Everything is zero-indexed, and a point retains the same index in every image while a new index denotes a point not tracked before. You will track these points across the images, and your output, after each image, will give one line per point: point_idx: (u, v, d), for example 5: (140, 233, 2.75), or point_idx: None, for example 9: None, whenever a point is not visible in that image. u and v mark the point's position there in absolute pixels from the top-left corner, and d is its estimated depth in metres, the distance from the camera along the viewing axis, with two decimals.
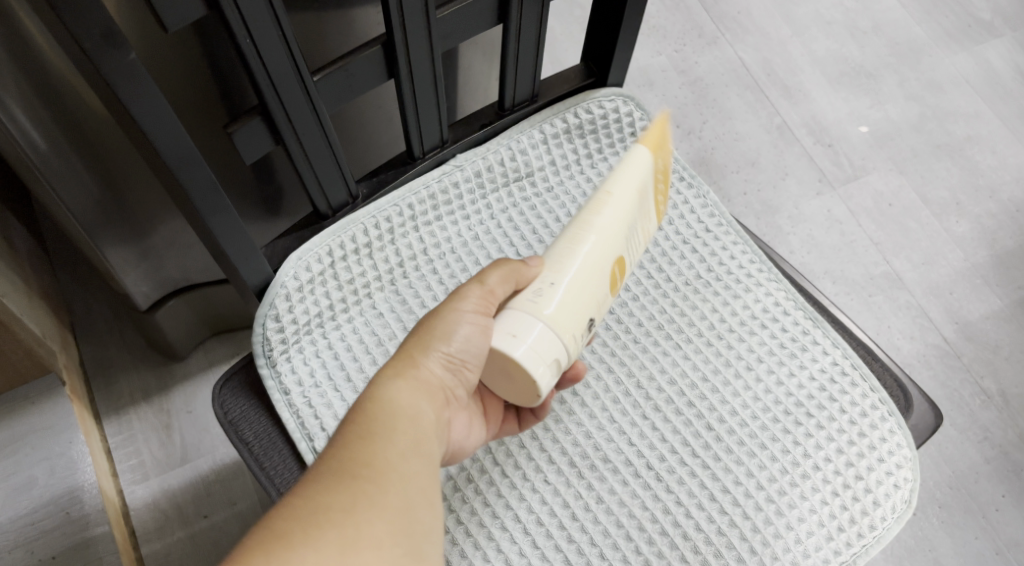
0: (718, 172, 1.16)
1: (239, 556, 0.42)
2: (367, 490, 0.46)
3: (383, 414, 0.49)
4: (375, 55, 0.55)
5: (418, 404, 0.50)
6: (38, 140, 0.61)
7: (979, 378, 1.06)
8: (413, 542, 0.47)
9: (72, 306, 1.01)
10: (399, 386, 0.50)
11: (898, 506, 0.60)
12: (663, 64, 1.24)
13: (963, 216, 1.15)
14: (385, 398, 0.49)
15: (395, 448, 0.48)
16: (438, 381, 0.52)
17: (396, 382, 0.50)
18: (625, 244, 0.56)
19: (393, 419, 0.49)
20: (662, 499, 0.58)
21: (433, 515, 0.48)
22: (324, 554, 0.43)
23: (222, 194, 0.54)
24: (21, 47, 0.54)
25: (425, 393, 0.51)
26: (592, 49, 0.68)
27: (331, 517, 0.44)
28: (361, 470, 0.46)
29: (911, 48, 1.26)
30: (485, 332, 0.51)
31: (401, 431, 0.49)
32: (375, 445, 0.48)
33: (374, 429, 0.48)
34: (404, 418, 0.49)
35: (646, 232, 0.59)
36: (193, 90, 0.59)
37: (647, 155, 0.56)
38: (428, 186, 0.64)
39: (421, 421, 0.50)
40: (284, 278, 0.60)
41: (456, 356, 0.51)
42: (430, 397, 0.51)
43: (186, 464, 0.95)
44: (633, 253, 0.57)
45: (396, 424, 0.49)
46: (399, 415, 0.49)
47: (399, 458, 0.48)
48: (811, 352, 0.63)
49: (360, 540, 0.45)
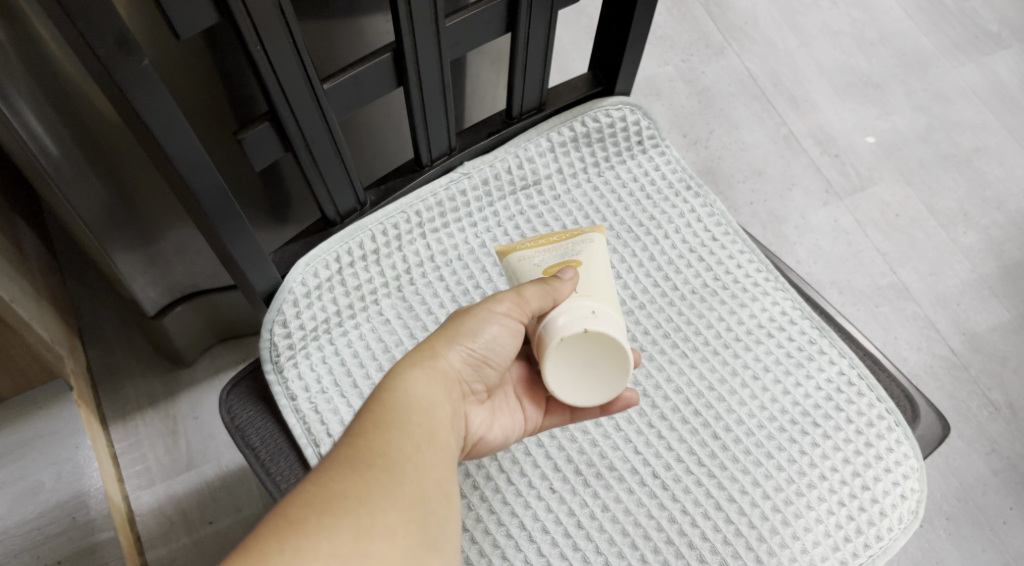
0: (725, 182, 1.17)
1: (253, 545, 0.41)
2: (381, 479, 0.45)
3: (399, 406, 0.48)
4: (385, 62, 0.55)
5: (433, 397, 0.50)
6: (49, 145, 0.61)
7: (987, 390, 1.05)
8: (428, 532, 0.46)
9: (80, 311, 1.01)
10: (417, 378, 0.50)
11: (904, 517, 0.59)
12: (669, 74, 1.24)
13: (970, 227, 1.15)
14: (401, 391, 0.49)
15: (410, 440, 0.48)
16: (455, 374, 0.52)
17: (411, 374, 0.50)
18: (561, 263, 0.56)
19: (408, 411, 0.49)
20: (667, 508, 0.58)
21: (448, 508, 0.48)
22: (339, 541, 0.42)
23: (232, 200, 0.54)
24: (33, 53, 0.54)
25: (442, 385, 0.51)
26: (600, 58, 0.68)
27: (346, 505, 0.44)
28: (376, 459, 0.46)
29: (919, 59, 1.26)
30: (513, 335, 0.53)
31: (415, 423, 0.48)
32: (390, 436, 0.47)
33: (389, 420, 0.48)
34: (419, 410, 0.49)
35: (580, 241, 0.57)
36: (204, 96, 0.60)
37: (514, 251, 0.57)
38: (435, 194, 0.65)
39: (435, 413, 0.50)
40: (292, 284, 0.61)
41: (475, 353, 0.52)
42: (445, 389, 0.51)
43: (192, 470, 0.95)
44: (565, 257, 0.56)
45: (410, 416, 0.48)
46: (413, 408, 0.49)
47: (415, 450, 0.47)
48: (817, 362, 0.63)
49: (375, 529, 0.44)
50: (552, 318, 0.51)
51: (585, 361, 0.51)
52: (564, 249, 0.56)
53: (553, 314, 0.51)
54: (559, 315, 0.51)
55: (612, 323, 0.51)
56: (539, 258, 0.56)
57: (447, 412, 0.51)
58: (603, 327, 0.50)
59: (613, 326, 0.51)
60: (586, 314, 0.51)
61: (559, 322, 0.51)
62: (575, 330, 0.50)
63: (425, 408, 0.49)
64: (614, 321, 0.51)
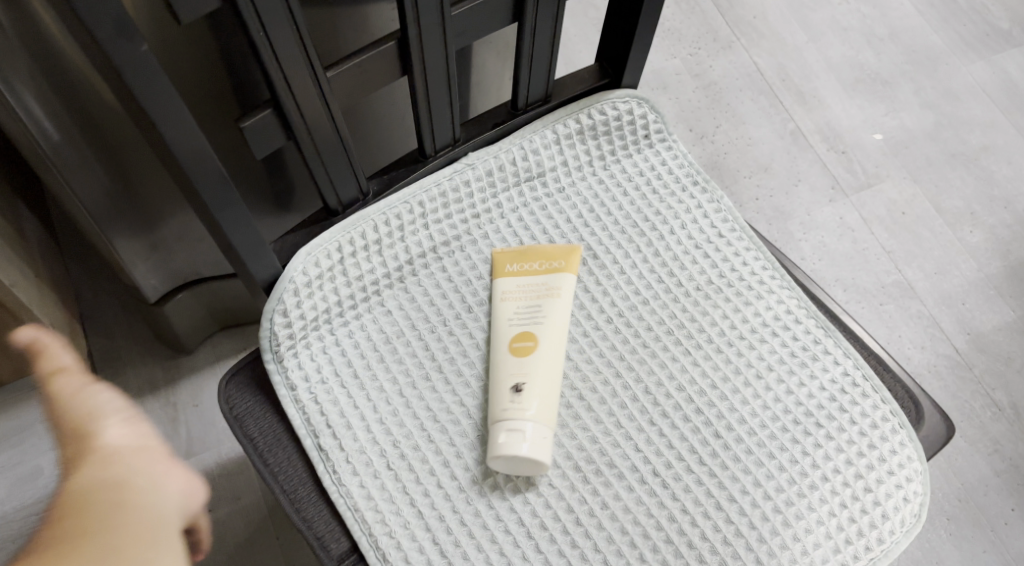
0: (730, 177, 1.16)
1: None
2: None
3: (62, 513, 0.43)
4: (389, 50, 0.55)
5: (84, 490, 0.44)
6: (49, 129, 0.61)
7: (991, 390, 1.05)
8: None
9: (81, 297, 1.01)
10: (81, 476, 0.45)
11: (907, 520, 0.59)
12: (677, 67, 1.23)
13: (976, 226, 1.14)
14: (65, 498, 0.43)
15: (70, 538, 0.42)
16: (97, 455, 0.46)
17: (70, 479, 0.45)
18: (530, 322, 0.61)
19: (65, 514, 0.43)
20: (667, 506, 0.57)
21: None
22: None
23: (232, 189, 0.54)
24: (34, 36, 0.54)
25: (89, 473, 0.45)
26: (607, 50, 0.67)
27: None
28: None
29: (928, 56, 1.26)
30: (121, 397, 0.48)
31: (76, 521, 0.42)
32: (56, 542, 0.41)
33: (52, 532, 0.42)
34: (71, 508, 0.43)
35: (556, 288, 0.62)
36: (207, 82, 0.59)
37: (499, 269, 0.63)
38: (439, 184, 0.63)
39: (96, 502, 0.43)
40: (293, 273, 0.60)
41: (88, 421, 0.47)
42: (101, 476, 0.45)
43: (191, 458, 0.95)
44: (531, 313, 0.61)
45: (64, 515, 0.42)
46: (78, 509, 0.43)
47: (81, 545, 0.41)
48: (822, 362, 0.62)
49: None
50: (496, 426, 0.57)
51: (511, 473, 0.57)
52: (535, 304, 0.62)
53: (499, 429, 0.57)
54: (502, 433, 0.57)
55: (543, 450, 0.56)
56: (513, 306, 0.62)
57: (138, 490, 0.45)
58: (532, 453, 0.56)
59: (542, 453, 0.56)
60: (524, 433, 0.56)
61: (501, 439, 0.56)
62: (509, 447, 0.56)
63: (103, 500, 0.44)
64: (548, 444, 0.57)
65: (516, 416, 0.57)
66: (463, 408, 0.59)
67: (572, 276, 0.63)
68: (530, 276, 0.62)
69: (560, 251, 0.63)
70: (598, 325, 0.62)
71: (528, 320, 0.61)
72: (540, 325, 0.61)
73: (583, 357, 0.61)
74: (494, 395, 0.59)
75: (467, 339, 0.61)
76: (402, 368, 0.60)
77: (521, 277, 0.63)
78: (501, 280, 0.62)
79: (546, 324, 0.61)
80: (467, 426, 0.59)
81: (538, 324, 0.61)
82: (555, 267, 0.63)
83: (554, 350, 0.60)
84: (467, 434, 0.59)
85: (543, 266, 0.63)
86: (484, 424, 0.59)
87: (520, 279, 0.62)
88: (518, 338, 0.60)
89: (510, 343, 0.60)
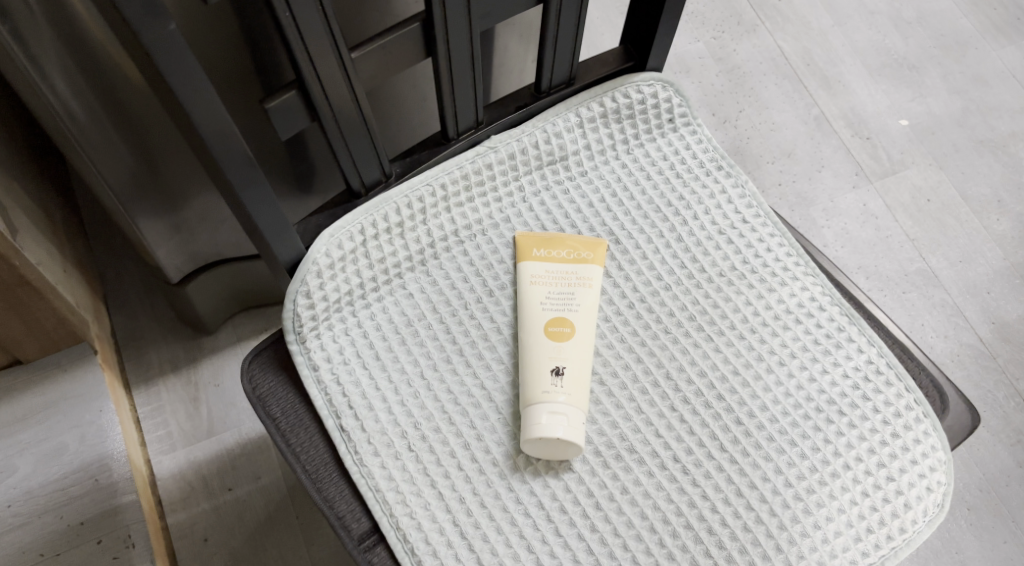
0: (753, 162, 1.15)
1: None
2: None
3: None
4: (413, 32, 0.55)
5: None
6: (75, 109, 0.61)
7: (1015, 380, 1.04)
8: None
9: (105, 276, 1.02)
10: None
11: (930, 509, 0.59)
12: (700, 51, 1.22)
13: (1004, 215, 1.12)
14: None
15: None
16: None
17: None
18: (563, 307, 0.61)
19: None
20: (687, 492, 0.57)
21: None
22: None
23: (258, 170, 0.54)
24: (61, 16, 0.55)
25: None
26: (631, 32, 0.67)
27: None
28: None
29: (956, 40, 1.24)
30: None
31: None
32: None
33: None
34: None
35: (586, 276, 0.62)
36: (231, 61, 0.60)
37: (529, 256, 0.63)
38: (461, 166, 0.63)
39: None
40: (316, 254, 0.60)
41: None
42: None
43: (213, 437, 0.96)
44: (564, 298, 0.61)
45: None
46: None
47: None
48: (846, 349, 0.62)
49: None
50: (533, 408, 0.57)
51: (545, 457, 0.57)
52: (567, 290, 0.62)
53: (536, 413, 0.57)
54: (542, 414, 0.57)
55: (580, 434, 0.57)
56: (545, 292, 0.62)
57: None
58: (570, 436, 0.56)
59: (578, 437, 0.56)
60: (562, 416, 0.57)
61: (541, 420, 0.56)
62: (547, 430, 0.56)
63: None
64: (582, 428, 0.57)
65: (553, 398, 0.57)
66: (483, 392, 0.59)
67: (598, 268, 0.63)
68: (560, 264, 0.62)
69: (588, 242, 0.63)
70: (620, 310, 0.62)
71: (562, 306, 0.61)
72: (571, 311, 0.61)
73: (604, 342, 0.61)
74: (529, 377, 0.59)
75: (488, 323, 0.61)
76: (423, 351, 0.60)
77: (553, 264, 0.62)
78: (529, 265, 0.62)
79: (579, 310, 0.61)
80: (488, 410, 0.59)
81: (569, 311, 0.61)
82: (583, 257, 0.63)
83: (587, 337, 0.60)
84: (488, 418, 0.59)
85: (572, 255, 0.63)
86: (505, 407, 0.59)
87: (552, 266, 0.62)
88: (552, 324, 0.60)
89: (543, 329, 0.60)
